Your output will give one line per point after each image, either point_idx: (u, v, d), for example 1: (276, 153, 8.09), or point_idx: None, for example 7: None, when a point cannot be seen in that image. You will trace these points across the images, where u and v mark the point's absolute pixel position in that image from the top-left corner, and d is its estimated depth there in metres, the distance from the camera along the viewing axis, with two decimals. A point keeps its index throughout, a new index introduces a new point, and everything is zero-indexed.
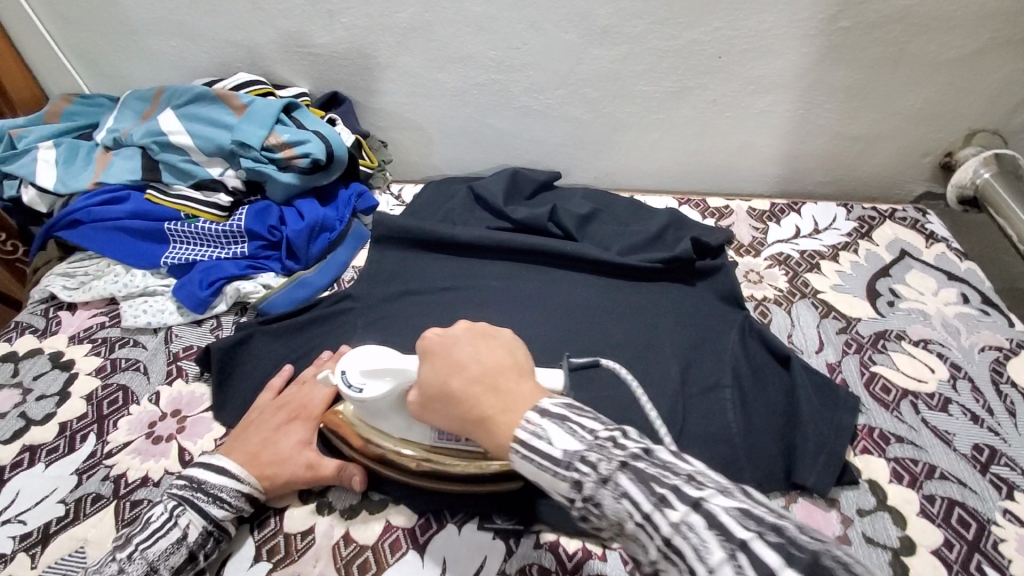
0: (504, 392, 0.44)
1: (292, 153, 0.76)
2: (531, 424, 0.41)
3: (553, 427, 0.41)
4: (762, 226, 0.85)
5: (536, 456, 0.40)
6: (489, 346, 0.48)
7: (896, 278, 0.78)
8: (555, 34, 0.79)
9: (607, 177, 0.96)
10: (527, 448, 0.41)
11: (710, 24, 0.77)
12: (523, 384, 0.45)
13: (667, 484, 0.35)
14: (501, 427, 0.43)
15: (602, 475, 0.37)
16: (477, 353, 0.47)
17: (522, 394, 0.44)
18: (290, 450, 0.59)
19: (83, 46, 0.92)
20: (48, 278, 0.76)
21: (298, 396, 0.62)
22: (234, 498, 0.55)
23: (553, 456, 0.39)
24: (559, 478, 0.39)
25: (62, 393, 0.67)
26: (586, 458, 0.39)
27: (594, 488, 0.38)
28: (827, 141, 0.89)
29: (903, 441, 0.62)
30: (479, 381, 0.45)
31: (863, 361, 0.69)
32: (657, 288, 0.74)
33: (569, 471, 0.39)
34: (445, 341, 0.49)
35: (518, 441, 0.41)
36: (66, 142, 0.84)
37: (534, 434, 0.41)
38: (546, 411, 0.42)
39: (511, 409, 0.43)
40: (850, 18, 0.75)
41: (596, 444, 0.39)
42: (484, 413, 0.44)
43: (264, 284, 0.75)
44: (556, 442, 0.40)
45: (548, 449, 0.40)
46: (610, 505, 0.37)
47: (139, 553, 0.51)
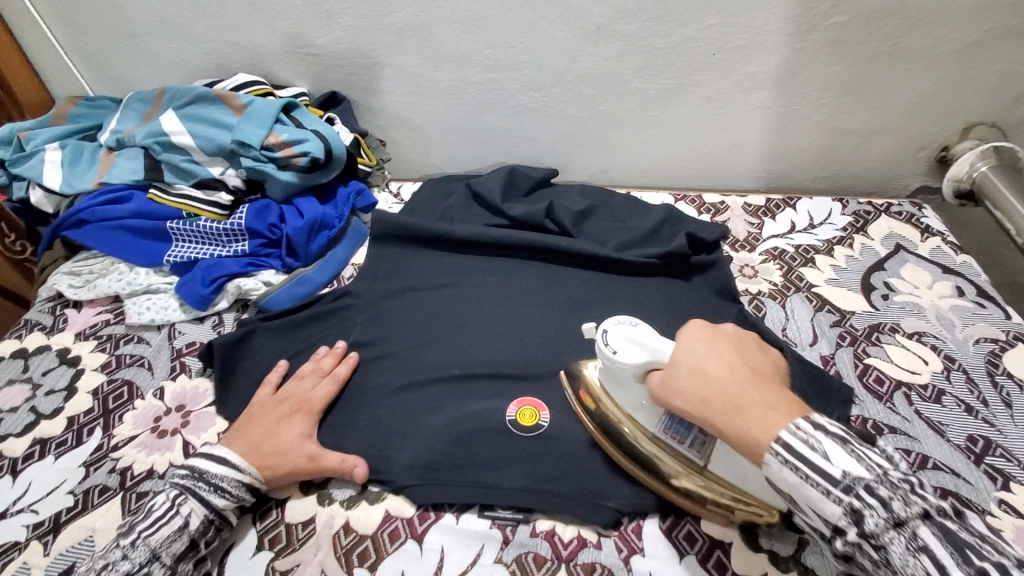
0: (766, 394, 0.45)
1: (291, 153, 0.77)
2: (803, 434, 0.42)
3: (832, 443, 0.41)
4: (758, 221, 0.86)
5: (806, 467, 0.41)
6: (732, 346, 0.49)
7: (891, 272, 0.79)
8: (551, 32, 0.80)
9: (604, 173, 0.97)
10: (797, 455, 0.41)
11: (703, 21, 0.77)
12: (784, 392, 0.46)
13: (974, 556, 0.38)
14: (760, 426, 0.44)
15: (897, 517, 0.39)
16: (724, 349, 0.48)
17: (789, 403, 0.45)
18: (290, 441, 0.60)
19: (86, 49, 0.93)
20: (54, 276, 0.78)
21: (300, 391, 0.65)
22: (235, 487, 0.57)
23: (831, 475, 0.40)
24: (831, 500, 0.40)
25: (70, 388, 0.69)
26: (873, 489, 0.40)
27: (877, 525, 0.39)
28: (823, 137, 0.89)
29: (897, 432, 0.63)
30: (741, 374, 0.46)
31: (857, 354, 0.70)
32: (652, 283, 0.75)
33: (846, 496, 0.40)
34: (711, 333, 0.50)
35: (784, 445, 0.42)
36: (71, 145, 0.85)
37: (805, 442, 0.42)
38: (823, 428, 0.42)
39: (779, 411, 0.44)
40: (843, 14, 0.75)
41: (889, 480, 0.40)
42: (744, 403, 0.45)
43: (265, 281, 0.76)
44: (835, 460, 0.41)
45: (826, 465, 0.41)
46: (900, 554, 0.38)
47: (142, 539, 0.52)
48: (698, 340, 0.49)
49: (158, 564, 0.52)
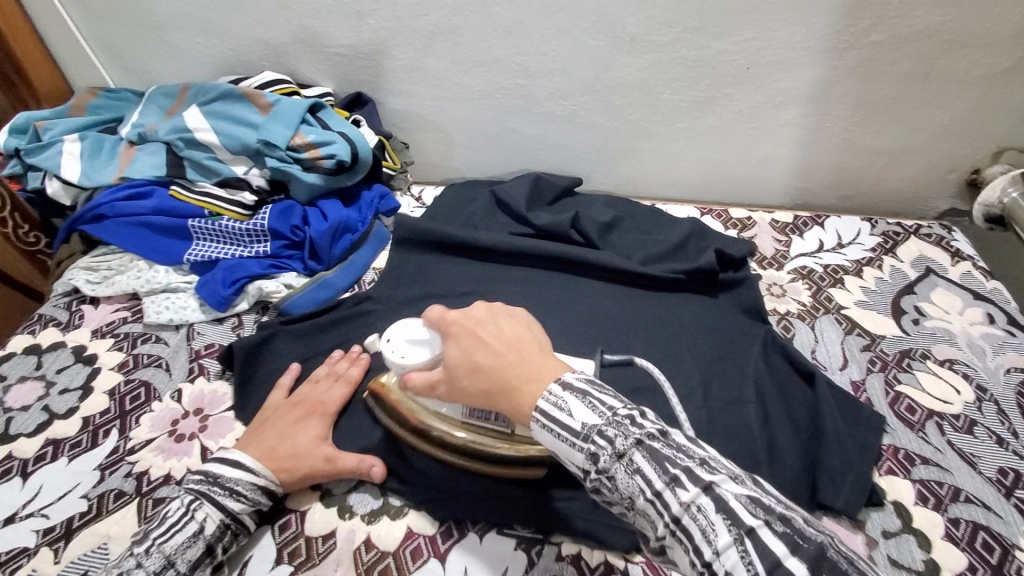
0: (529, 364, 0.48)
1: (317, 154, 0.76)
2: (553, 395, 0.45)
3: (574, 399, 0.44)
4: (785, 239, 0.84)
5: (554, 425, 0.44)
6: (509, 319, 0.52)
7: (921, 296, 0.77)
8: (583, 41, 0.79)
9: (629, 184, 0.96)
10: (546, 418, 0.44)
11: (739, 35, 0.76)
12: (545, 360, 0.49)
13: (702, 470, 0.41)
14: (525, 397, 0.46)
15: (618, 450, 0.42)
16: (498, 328, 0.51)
17: (542, 367, 0.48)
18: (306, 444, 0.59)
19: (108, 40, 0.92)
20: (71, 272, 0.77)
21: (313, 393, 0.63)
22: (250, 490, 0.56)
23: (572, 428, 0.43)
24: (577, 449, 0.43)
25: (85, 388, 0.68)
26: (603, 432, 0.43)
27: (609, 461, 0.42)
28: (853, 155, 0.88)
29: (929, 463, 0.62)
30: (506, 353, 0.49)
31: (888, 380, 0.69)
32: (679, 299, 0.74)
33: (586, 443, 0.43)
34: (470, 318, 0.52)
35: (540, 410, 0.45)
36: (91, 137, 0.84)
37: (555, 405, 0.45)
38: (568, 384, 0.46)
39: (538, 378, 0.47)
40: (882, 33, 0.74)
41: (614, 420, 0.43)
42: (509, 382, 0.47)
43: (287, 284, 0.75)
44: (576, 414, 0.44)
45: (568, 420, 0.44)
46: (625, 479, 0.42)
47: (156, 547, 0.51)
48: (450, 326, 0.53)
49: (173, 571, 0.51)
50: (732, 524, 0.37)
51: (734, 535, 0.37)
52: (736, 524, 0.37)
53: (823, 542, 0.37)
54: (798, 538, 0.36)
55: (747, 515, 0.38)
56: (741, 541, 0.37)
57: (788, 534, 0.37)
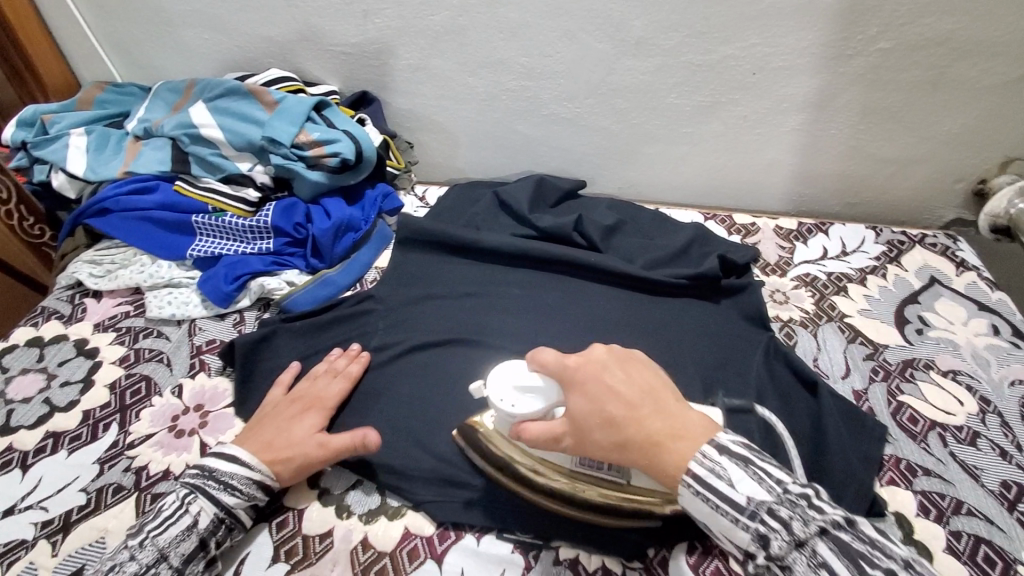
0: (668, 414, 0.47)
1: (322, 152, 0.76)
2: (707, 459, 0.44)
3: (733, 467, 0.43)
4: (789, 246, 0.84)
5: (711, 496, 0.43)
6: (641, 368, 0.50)
7: (925, 305, 0.77)
8: (589, 43, 0.79)
9: (633, 187, 0.96)
10: (704, 485, 0.43)
11: (746, 40, 0.76)
12: (687, 412, 0.47)
13: (878, 566, 0.39)
14: (671, 454, 0.45)
15: (798, 538, 0.41)
16: (627, 377, 0.48)
17: (693, 426, 0.46)
18: (302, 437, 0.59)
19: (116, 34, 0.92)
20: (75, 265, 0.77)
21: (312, 389, 0.63)
22: (244, 485, 0.55)
23: (733, 500, 0.43)
24: (739, 527, 0.42)
25: (86, 381, 0.68)
26: (774, 512, 0.42)
27: (783, 547, 0.41)
28: (859, 163, 0.87)
29: (930, 474, 0.61)
30: (637, 404, 0.47)
31: (891, 390, 0.68)
32: (681, 304, 0.74)
33: (751, 521, 0.42)
34: (588, 364, 0.49)
35: (693, 475, 0.44)
36: (97, 131, 0.84)
37: (710, 471, 0.43)
38: (726, 449, 0.45)
39: (689, 439, 0.45)
40: (890, 40, 0.73)
41: (787, 499, 0.42)
42: (654, 438, 0.46)
43: (289, 281, 0.75)
44: (738, 485, 0.43)
45: (730, 492, 0.43)
46: (804, 570, 0.40)
47: (150, 540, 0.52)
48: (576, 369, 0.49)
49: (165, 564, 0.51)
50: None
51: None
52: None
53: None
54: None
55: None
56: None
57: None
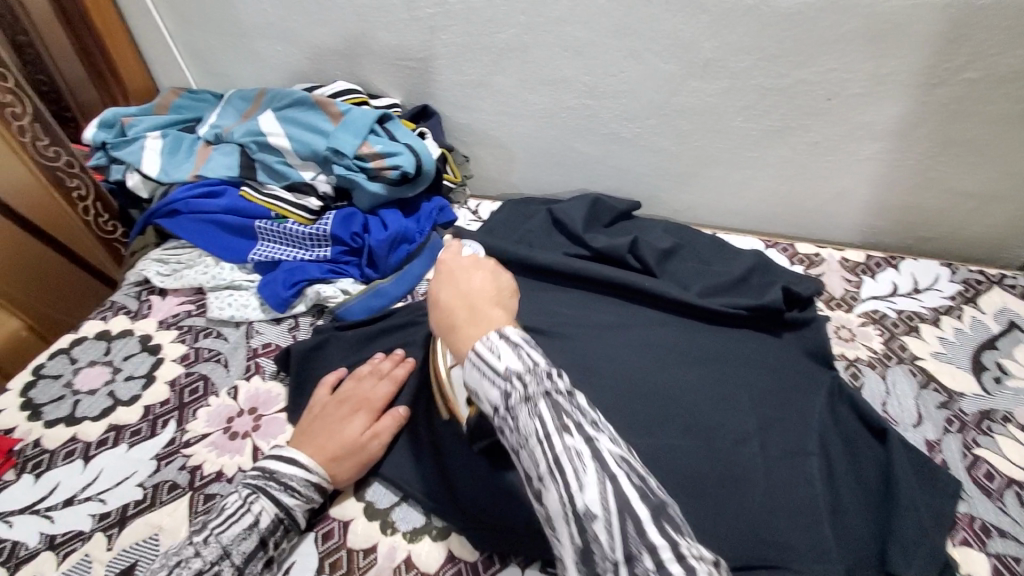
0: (476, 312, 0.47)
1: (382, 164, 0.77)
2: (490, 341, 0.44)
3: (505, 345, 0.43)
4: (856, 279, 0.80)
5: (484, 366, 0.43)
6: (489, 274, 0.52)
7: (1005, 352, 0.72)
8: (655, 64, 0.77)
9: (689, 211, 0.93)
10: (476, 355, 0.43)
11: (821, 65, 0.73)
12: (496, 311, 0.47)
13: (581, 421, 0.40)
14: (464, 337, 0.46)
15: (528, 394, 0.41)
16: (472, 279, 0.51)
17: (495, 319, 0.46)
18: (357, 441, 0.59)
19: (194, 43, 0.96)
20: (144, 263, 0.80)
21: (360, 390, 0.63)
22: (303, 486, 0.56)
23: (494, 368, 0.42)
24: (492, 388, 0.42)
25: (148, 377, 0.71)
26: (520, 377, 0.41)
27: (516, 402, 0.41)
28: (935, 197, 0.83)
29: (1007, 537, 0.57)
30: (456, 299, 0.49)
31: (966, 442, 0.64)
32: (739, 335, 0.71)
33: (503, 384, 0.42)
34: (451, 266, 0.52)
35: (475, 353, 0.44)
36: (172, 135, 0.88)
37: (488, 348, 0.43)
38: (506, 335, 0.44)
39: (484, 326, 0.46)
40: (978, 70, 0.69)
41: (533, 369, 0.41)
42: (454, 323, 0.47)
43: (343, 289, 0.76)
44: (502, 358, 0.42)
45: (494, 363, 0.42)
46: (525, 419, 0.40)
47: (214, 537, 0.52)
48: (439, 270, 0.53)
49: (228, 562, 0.51)
50: (601, 472, 0.38)
51: (599, 479, 0.37)
52: (604, 473, 0.38)
53: (665, 504, 0.38)
54: (650, 495, 0.38)
55: (618, 470, 0.38)
56: (603, 486, 0.37)
57: (644, 491, 0.38)
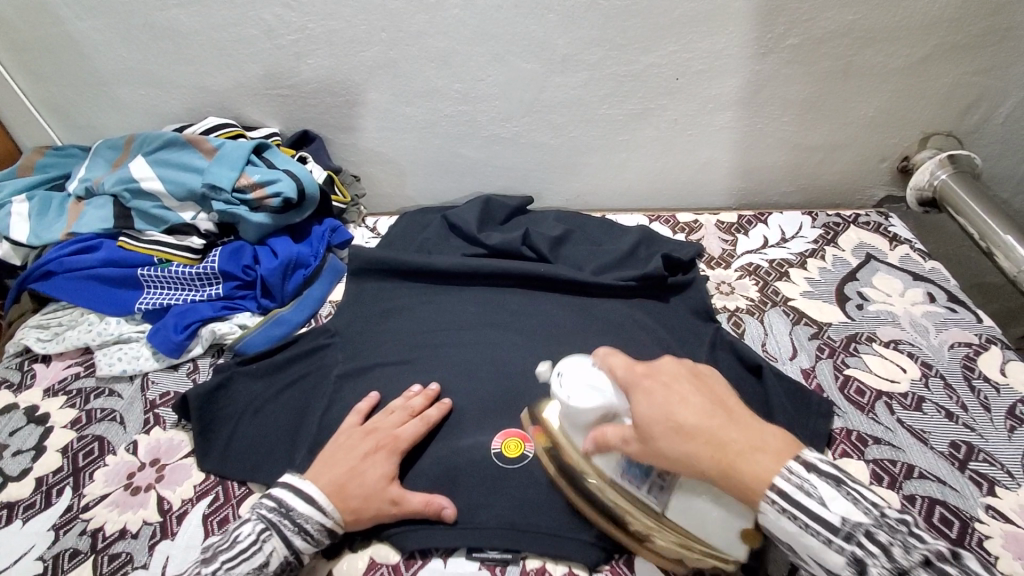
0: (743, 427, 0.47)
1: (264, 194, 0.77)
2: (796, 476, 0.44)
3: (826, 485, 0.44)
4: (731, 238, 0.87)
5: (801, 511, 0.43)
6: (704, 378, 0.52)
7: (864, 282, 0.80)
8: (517, 65, 0.82)
9: (579, 198, 0.98)
10: (788, 498, 0.44)
11: (665, 48, 0.80)
12: (764, 426, 0.48)
13: None
14: (748, 471, 0.45)
15: (899, 563, 0.40)
16: (700, 382, 0.51)
17: (779, 440, 0.47)
18: (376, 484, 0.57)
19: (53, 99, 0.92)
20: (22, 331, 0.76)
21: (387, 427, 0.61)
22: (316, 530, 0.54)
23: (824, 518, 0.43)
24: (831, 548, 0.43)
25: (38, 448, 0.67)
26: (873, 535, 0.42)
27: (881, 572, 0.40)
28: (789, 153, 0.91)
29: (881, 442, 0.63)
30: (713, 415, 0.47)
31: (837, 365, 0.70)
32: (632, 305, 0.76)
33: (847, 544, 0.42)
34: (665, 373, 0.51)
35: (778, 492, 0.44)
36: (39, 195, 0.83)
37: (800, 487, 0.44)
38: (815, 467, 0.45)
39: (774, 451, 0.46)
40: (798, 36, 0.78)
41: (885, 523, 0.42)
42: (727, 456, 0.46)
43: (240, 324, 0.75)
44: (831, 504, 0.43)
45: (823, 511, 0.43)
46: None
47: (224, 572, 0.51)
48: (657, 386, 0.50)
49: None
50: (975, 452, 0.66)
51: None
52: None
53: None
54: None
55: None
56: None
57: None
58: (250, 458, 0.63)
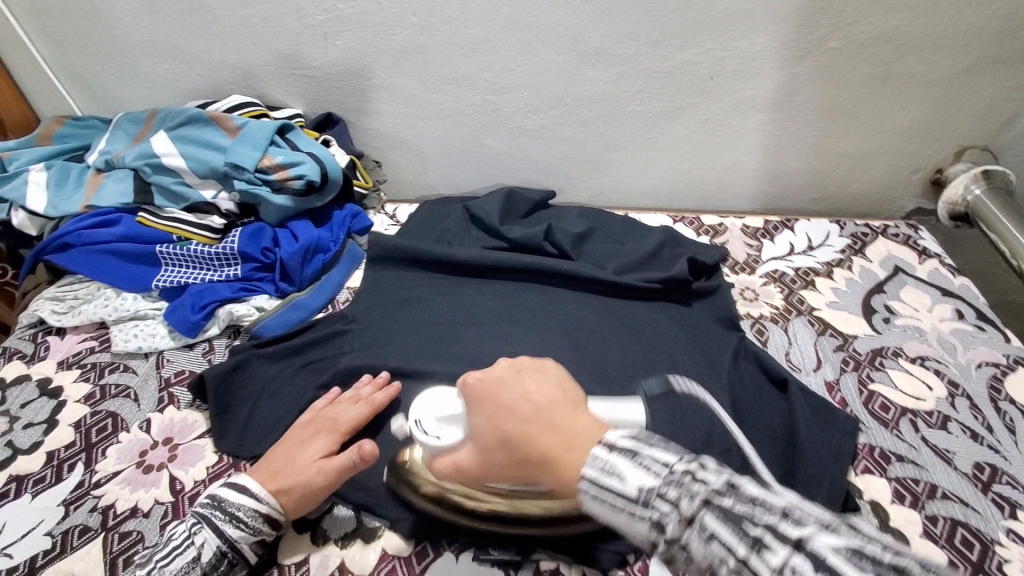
0: (561, 427, 0.45)
1: (286, 175, 0.76)
2: (599, 460, 0.42)
3: (620, 461, 0.41)
4: (757, 243, 0.86)
5: (606, 492, 0.40)
6: (535, 381, 0.48)
7: (891, 295, 0.78)
8: (549, 56, 0.80)
9: (602, 195, 0.97)
10: (596, 485, 0.41)
11: (701, 46, 0.78)
12: (581, 417, 0.46)
13: (759, 524, 0.36)
14: (564, 466, 0.43)
15: (685, 514, 0.37)
16: (525, 389, 0.47)
17: (587, 428, 0.45)
18: (309, 464, 0.57)
19: (75, 69, 0.91)
20: (37, 302, 0.75)
21: (328, 411, 0.62)
22: (250, 518, 0.54)
23: (626, 493, 0.39)
24: (636, 519, 0.39)
25: (50, 421, 0.66)
26: (663, 495, 0.38)
27: (676, 529, 0.37)
28: (818, 160, 0.89)
29: (904, 460, 0.62)
30: (530, 420, 0.45)
31: (862, 379, 0.69)
32: (653, 307, 0.75)
33: (646, 510, 0.38)
34: (485, 385, 0.49)
35: (589, 482, 0.41)
36: (57, 165, 0.82)
37: (603, 470, 0.41)
38: (614, 445, 0.42)
39: (582, 441, 0.44)
40: (838, 39, 0.76)
41: (674, 479, 0.38)
42: (543, 454, 0.44)
43: (258, 306, 0.75)
44: (628, 478, 0.39)
45: (620, 486, 0.39)
46: (701, 549, 0.36)
47: (156, 570, 0.51)
48: (476, 393, 0.49)
49: None
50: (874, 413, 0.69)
51: None
52: None
53: None
54: None
55: None
56: None
57: None
58: (265, 440, 0.63)
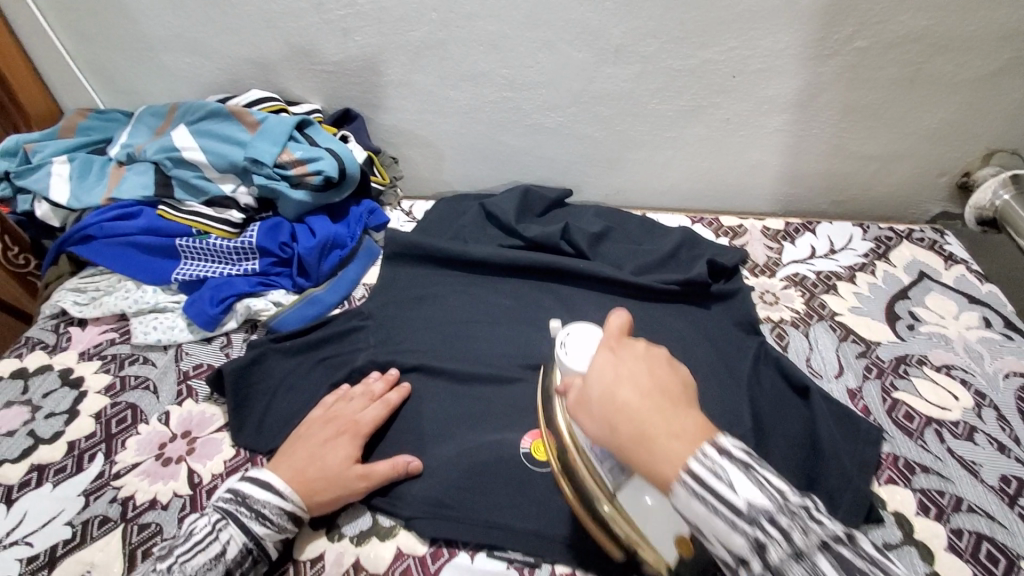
0: (671, 416, 0.40)
1: (304, 171, 0.76)
2: (709, 461, 0.37)
3: (736, 473, 0.36)
4: (777, 246, 0.84)
5: (708, 497, 0.36)
6: (665, 365, 0.44)
7: (916, 301, 0.77)
8: (569, 53, 0.79)
9: (619, 194, 0.96)
10: (701, 486, 0.36)
11: (725, 44, 0.76)
12: (697, 418, 0.40)
13: None
14: (661, 449, 0.38)
15: (797, 548, 0.34)
16: (650, 369, 0.43)
17: (697, 427, 0.39)
18: (337, 466, 0.57)
19: (97, 63, 0.92)
20: (60, 293, 0.76)
21: (349, 410, 0.62)
22: (276, 514, 0.54)
23: (733, 504, 0.36)
24: (736, 533, 0.36)
25: (71, 411, 0.67)
26: (775, 520, 0.35)
27: (781, 558, 0.34)
28: (843, 161, 0.88)
29: (929, 471, 0.60)
30: (644, 395, 0.41)
31: (885, 387, 0.68)
32: (671, 309, 0.74)
33: (750, 527, 0.35)
34: (619, 355, 0.45)
35: (690, 475, 0.37)
36: (80, 158, 0.83)
37: (712, 472, 0.36)
38: (726, 450, 0.37)
39: (690, 438, 0.38)
40: (867, 38, 0.74)
41: (789, 508, 0.36)
42: (644, 432, 0.39)
43: (275, 301, 0.75)
44: (740, 489, 0.36)
45: (730, 495, 0.36)
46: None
47: (179, 566, 0.51)
48: (603, 357, 0.45)
49: None
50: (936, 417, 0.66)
51: None
52: None
53: None
54: None
55: None
56: None
57: None
58: (282, 436, 0.63)
